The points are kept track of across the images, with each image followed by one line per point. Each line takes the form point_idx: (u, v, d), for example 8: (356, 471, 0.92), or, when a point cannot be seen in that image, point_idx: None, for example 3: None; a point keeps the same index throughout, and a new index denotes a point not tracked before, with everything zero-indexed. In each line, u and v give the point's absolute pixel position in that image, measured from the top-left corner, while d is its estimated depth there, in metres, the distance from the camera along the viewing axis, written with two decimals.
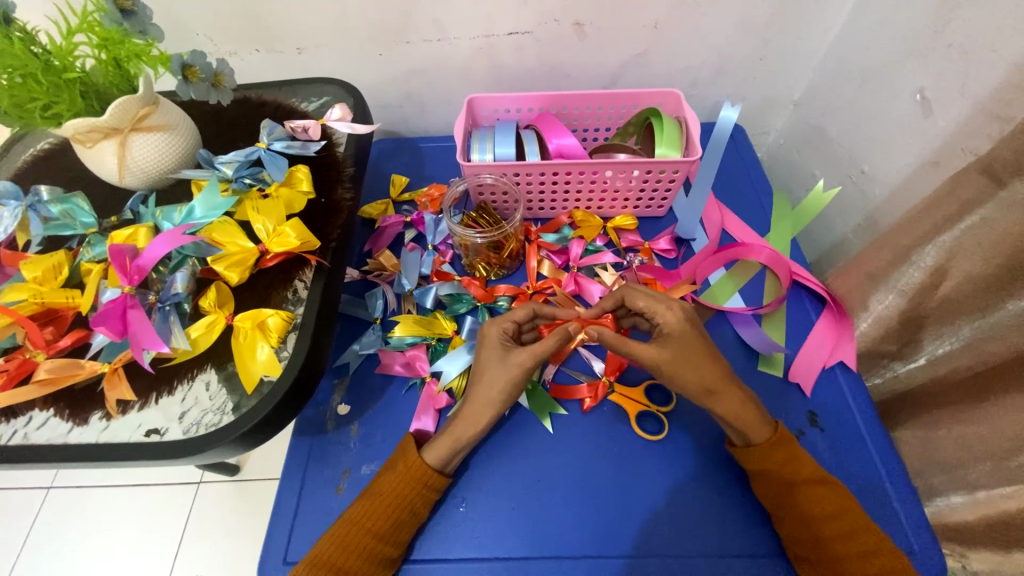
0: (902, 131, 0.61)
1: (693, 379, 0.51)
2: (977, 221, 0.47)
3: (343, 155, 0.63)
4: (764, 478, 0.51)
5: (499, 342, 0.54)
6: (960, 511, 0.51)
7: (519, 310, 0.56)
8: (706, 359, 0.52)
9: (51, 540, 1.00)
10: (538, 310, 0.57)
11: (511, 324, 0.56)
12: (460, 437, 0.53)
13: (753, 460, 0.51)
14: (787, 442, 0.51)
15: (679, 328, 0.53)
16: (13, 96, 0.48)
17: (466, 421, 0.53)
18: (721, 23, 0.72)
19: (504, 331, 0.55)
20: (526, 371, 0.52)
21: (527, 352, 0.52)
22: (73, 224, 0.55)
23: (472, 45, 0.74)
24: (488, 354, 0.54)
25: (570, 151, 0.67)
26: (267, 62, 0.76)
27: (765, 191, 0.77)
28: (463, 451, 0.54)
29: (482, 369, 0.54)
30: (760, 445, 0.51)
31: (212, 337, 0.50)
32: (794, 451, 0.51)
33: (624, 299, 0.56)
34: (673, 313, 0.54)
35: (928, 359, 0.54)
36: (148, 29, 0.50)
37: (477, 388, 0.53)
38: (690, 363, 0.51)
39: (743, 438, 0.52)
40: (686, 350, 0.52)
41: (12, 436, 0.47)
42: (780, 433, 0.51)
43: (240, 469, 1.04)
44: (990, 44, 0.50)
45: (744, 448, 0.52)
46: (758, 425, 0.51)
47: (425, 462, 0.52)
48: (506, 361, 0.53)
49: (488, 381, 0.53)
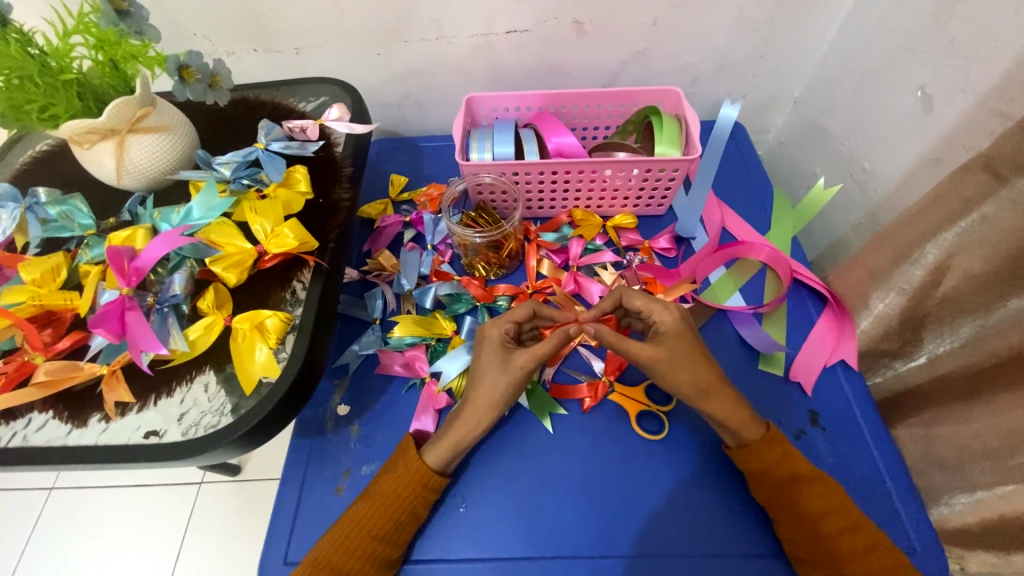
0: (902, 128, 0.60)
1: (686, 380, 0.51)
2: (977, 219, 0.47)
3: (342, 155, 0.63)
4: (761, 479, 0.50)
5: (500, 344, 0.54)
6: (962, 513, 0.50)
7: (519, 309, 0.56)
8: (699, 359, 0.52)
9: (53, 541, 1.00)
10: (538, 309, 0.57)
11: (511, 324, 0.55)
12: (461, 438, 0.53)
13: (749, 460, 0.51)
14: (781, 439, 0.52)
15: (674, 327, 0.53)
16: (11, 98, 0.47)
17: (465, 424, 0.53)
18: (720, 21, 0.72)
19: (505, 332, 0.55)
20: (529, 372, 0.52)
21: (528, 354, 0.52)
22: (71, 227, 0.55)
23: (470, 44, 0.74)
24: (490, 357, 0.54)
25: (570, 150, 0.66)
26: (265, 62, 0.76)
27: (766, 189, 0.76)
28: (464, 451, 0.54)
29: (482, 371, 0.54)
30: (755, 444, 0.51)
31: (210, 339, 0.50)
32: (789, 449, 0.51)
33: (622, 299, 0.55)
34: (670, 313, 0.53)
35: (928, 357, 0.54)
36: (145, 30, 0.50)
37: (478, 389, 0.53)
38: (682, 363, 0.51)
39: (735, 439, 0.52)
40: (680, 349, 0.52)
41: (12, 438, 0.47)
42: (773, 431, 0.52)
43: (241, 469, 1.04)
44: (991, 40, 0.49)
45: (738, 449, 0.52)
46: (751, 425, 0.51)
47: (425, 464, 0.52)
48: (507, 365, 0.53)
49: (489, 383, 0.53)
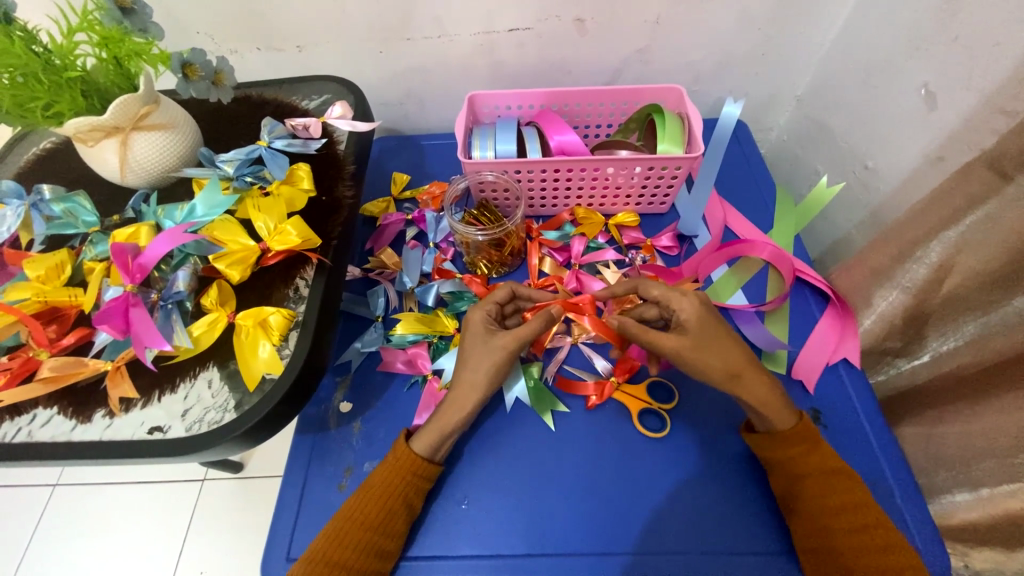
0: (906, 126, 0.60)
1: (714, 365, 0.52)
2: (982, 217, 0.47)
3: (344, 153, 0.63)
4: (782, 470, 0.51)
5: (484, 325, 0.55)
6: (962, 510, 0.51)
7: (498, 291, 0.57)
8: (728, 345, 0.53)
9: (57, 538, 1.01)
10: (516, 290, 0.59)
11: (493, 306, 0.57)
12: (450, 422, 0.53)
13: (770, 448, 0.52)
14: (810, 432, 0.52)
15: (695, 315, 0.53)
16: (15, 96, 0.48)
17: (453, 406, 0.53)
18: (723, 18, 0.72)
19: (488, 314, 0.56)
20: (511, 352, 0.53)
21: (511, 334, 0.53)
22: (75, 224, 0.54)
23: (472, 42, 0.74)
24: (472, 338, 0.55)
25: (572, 148, 0.66)
26: (267, 61, 0.76)
27: (768, 188, 0.76)
28: (452, 438, 0.54)
29: (466, 354, 0.54)
30: (784, 433, 0.51)
31: (213, 336, 0.50)
32: (815, 443, 0.51)
33: (638, 288, 0.57)
34: (689, 301, 0.54)
35: (932, 356, 0.54)
36: (149, 28, 0.51)
37: (462, 374, 0.54)
38: (709, 349, 0.52)
39: (763, 424, 0.53)
40: (705, 337, 0.52)
41: (17, 434, 0.47)
42: (804, 423, 0.52)
43: (243, 466, 1.04)
44: (995, 37, 0.49)
45: (763, 434, 0.52)
46: (784, 413, 0.52)
47: (412, 451, 0.53)
48: (490, 344, 0.54)
49: (473, 366, 0.54)
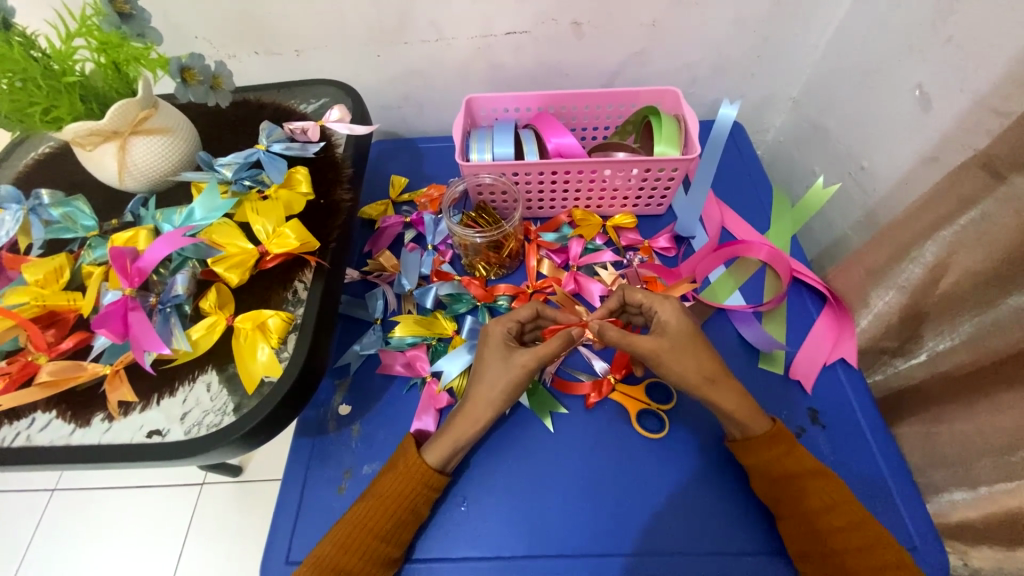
0: (902, 127, 0.61)
1: (689, 369, 0.52)
2: (976, 217, 0.47)
3: (343, 156, 0.63)
4: (761, 474, 0.51)
5: (504, 341, 0.55)
6: (962, 508, 0.50)
7: (523, 309, 0.57)
8: (702, 350, 0.53)
9: (54, 544, 1.00)
10: (541, 310, 0.57)
11: (514, 323, 0.56)
12: (462, 434, 0.53)
13: (752, 454, 0.52)
14: (785, 435, 0.52)
15: (675, 321, 0.54)
16: (14, 101, 0.48)
17: (466, 419, 0.53)
18: (719, 20, 0.72)
19: (508, 330, 0.56)
20: (529, 369, 0.53)
21: (531, 353, 0.53)
22: (73, 228, 0.55)
23: (470, 45, 0.74)
24: (492, 353, 0.54)
25: (569, 151, 0.67)
26: (266, 64, 0.76)
27: (765, 189, 0.77)
28: (463, 450, 0.54)
29: (484, 369, 0.54)
30: (758, 438, 0.51)
31: (211, 339, 0.50)
32: (792, 445, 0.52)
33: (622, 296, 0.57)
34: (668, 306, 0.55)
35: (928, 355, 0.54)
36: (147, 33, 0.50)
37: (479, 387, 0.54)
38: (682, 353, 0.53)
39: (740, 432, 0.53)
40: (681, 341, 0.53)
41: (15, 438, 0.47)
42: (778, 427, 0.52)
43: (243, 470, 1.04)
44: (988, 39, 0.50)
45: (742, 442, 0.52)
46: (757, 417, 0.52)
47: (426, 461, 0.53)
48: (509, 361, 0.53)
49: (489, 381, 0.53)
